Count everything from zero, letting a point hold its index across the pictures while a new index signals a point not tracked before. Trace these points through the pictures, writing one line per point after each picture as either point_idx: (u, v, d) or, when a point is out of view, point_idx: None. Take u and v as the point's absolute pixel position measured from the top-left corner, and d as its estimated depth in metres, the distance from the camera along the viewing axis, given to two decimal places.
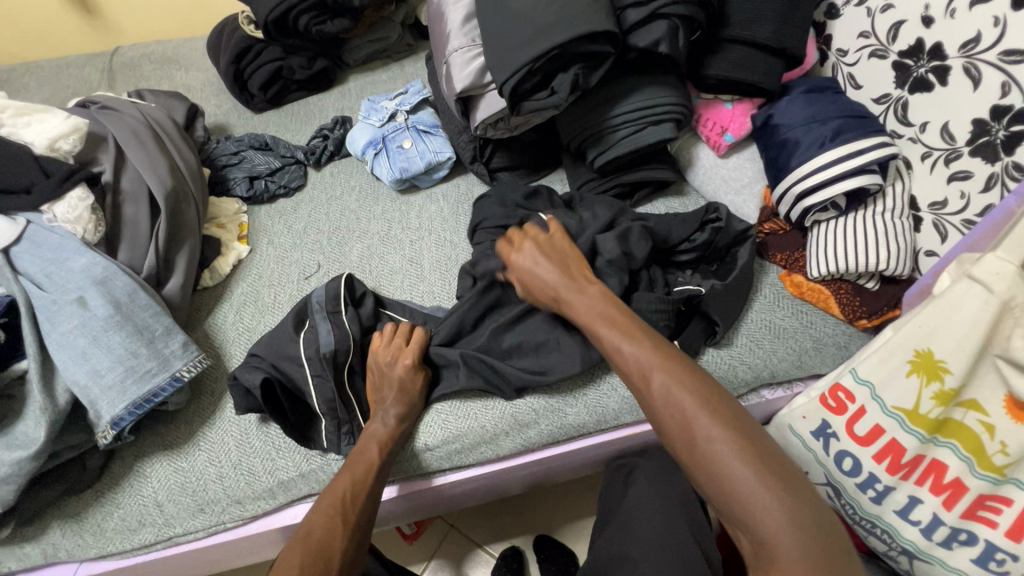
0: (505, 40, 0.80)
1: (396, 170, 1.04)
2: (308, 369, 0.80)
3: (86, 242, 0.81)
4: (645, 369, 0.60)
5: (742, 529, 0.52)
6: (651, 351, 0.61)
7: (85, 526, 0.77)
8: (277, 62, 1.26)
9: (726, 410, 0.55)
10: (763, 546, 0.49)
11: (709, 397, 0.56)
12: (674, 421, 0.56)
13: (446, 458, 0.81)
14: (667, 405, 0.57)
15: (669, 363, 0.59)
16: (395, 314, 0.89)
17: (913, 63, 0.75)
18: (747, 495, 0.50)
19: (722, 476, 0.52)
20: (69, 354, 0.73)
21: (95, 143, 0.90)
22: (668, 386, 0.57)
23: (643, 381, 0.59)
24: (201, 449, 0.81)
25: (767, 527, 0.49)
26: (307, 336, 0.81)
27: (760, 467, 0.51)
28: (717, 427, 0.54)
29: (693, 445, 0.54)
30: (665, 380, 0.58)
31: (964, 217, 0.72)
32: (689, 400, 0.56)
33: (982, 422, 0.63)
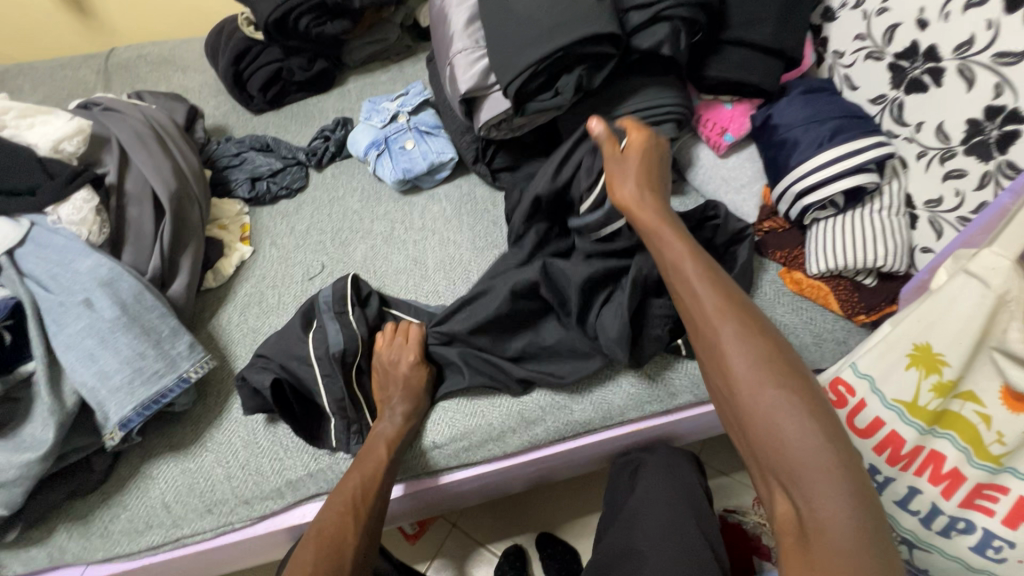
0: (510, 41, 0.81)
1: (399, 170, 1.05)
2: (317, 368, 0.80)
3: (92, 244, 0.80)
4: (715, 308, 0.55)
5: (782, 488, 0.48)
6: (723, 295, 0.56)
7: (92, 528, 0.77)
8: (278, 64, 1.26)
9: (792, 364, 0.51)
10: (807, 508, 0.45)
11: (776, 349, 0.52)
12: (735, 369, 0.52)
13: (454, 456, 0.81)
14: (731, 348, 0.53)
15: (740, 311, 0.55)
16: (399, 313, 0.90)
17: (908, 64, 0.77)
18: (801, 452, 0.46)
19: (783, 426, 0.48)
20: (76, 356, 0.73)
21: (98, 144, 0.90)
22: (738, 333, 0.53)
23: (709, 323, 0.55)
24: (208, 450, 0.81)
25: (817, 491, 0.45)
26: (315, 336, 0.82)
27: (819, 427, 0.47)
28: (778, 380, 0.50)
29: (754, 386, 0.50)
30: (734, 326, 0.53)
31: (958, 214, 0.74)
32: (756, 349, 0.52)
33: (979, 413, 0.65)
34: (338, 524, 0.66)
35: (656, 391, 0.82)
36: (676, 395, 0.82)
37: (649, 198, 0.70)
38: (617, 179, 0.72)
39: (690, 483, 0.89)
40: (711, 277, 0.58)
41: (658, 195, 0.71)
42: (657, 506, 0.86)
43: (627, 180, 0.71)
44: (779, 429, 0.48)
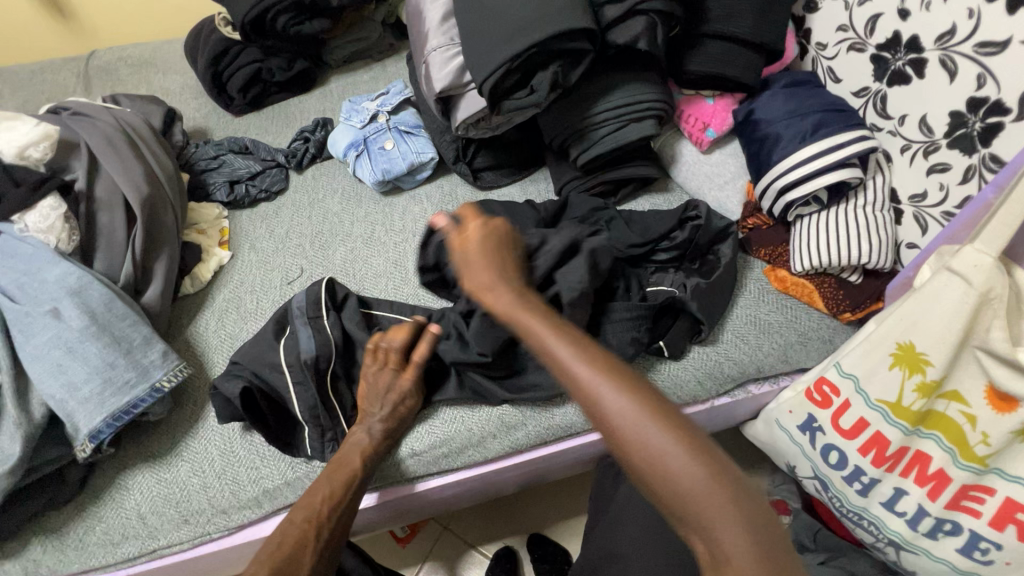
0: (482, 39, 0.79)
1: (379, 171, 1.03)
2: (289, 375, 0.78)
3: (60, 252, 0.79)
4: (585, 371, 0.51)
5: (693, 534, 0.45)
6: (587, 346, 0.53)
7: (67, 542, 0.75)
8: (257, 64, 1.25)
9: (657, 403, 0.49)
10: (715, 552, 0.43)
11: (641, 391, 0.49)
12: (609, 419, 0.48)
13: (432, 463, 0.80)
14: (605, 408, 0.49)
15: (599, 357, 0.52)
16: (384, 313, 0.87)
17: (890, 56, 0.75)
18: (690, 498, 0.44)
19: (673, 475, 0.45)
20: (44, 367, 0.71)
21: (67, 149, 0.88)
22: (602, 384, 0.49)
23: (573, 379, 0.51)
24: (184, 459, 0.80)
25: (723, 534, 0.43)
26: (286, 343, 0.81)
27: (705, 459, 0.45)
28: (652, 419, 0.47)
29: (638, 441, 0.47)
30: (600, 376, 0.50)
31: (943, 209, 0.73)
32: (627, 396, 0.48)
33: (964, 413, 0.63)
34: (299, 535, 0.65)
35: None
36: None
37: (495, 281, 0.63)
38: (462, 273, 0.66)
39: None
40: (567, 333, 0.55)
41: (504, 275, 0.64)
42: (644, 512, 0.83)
43: (478, 274, 0.64)
44: (670, 478, 0.45)
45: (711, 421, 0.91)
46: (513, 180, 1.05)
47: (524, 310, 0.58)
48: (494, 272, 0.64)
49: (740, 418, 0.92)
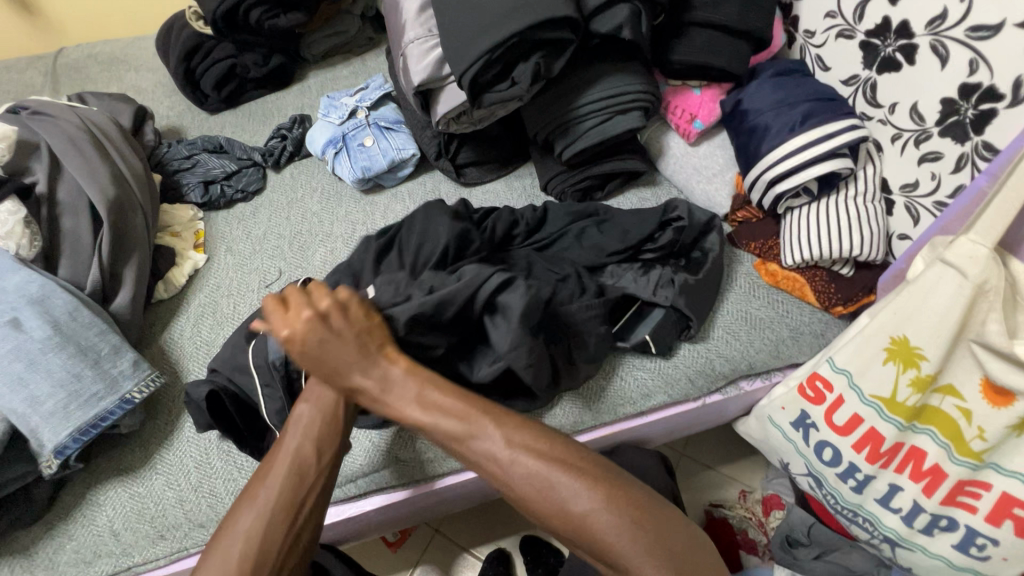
0: (460, 30, 0.76)
1: (358, 169, 1.00)
2: (257, 379, 0.73)
3: (21, 259, 0.75)
4: (489, 448, 0.59)
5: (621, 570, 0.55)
6: (469, 412, 0.61)
7: (36, 562, 0.72)
8: (231, 60, 1.20)
9: (549, 444, 0.59)
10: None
11: (532, 435, 0.60)
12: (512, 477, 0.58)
13: (423, 466, 0.77)
14: (519, 476, 0.58)
15: (488, 416, 0.61)
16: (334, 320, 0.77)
17: (880, 42, 0.73)
18: (610, 539, 0.54)
19: (591, 525, 0.55)
20: (4, 381, 0.68)
21: (27, 151, 0.84)
22: (494, 441, 0.59)
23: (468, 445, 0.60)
24: (158, 472, 0.76)
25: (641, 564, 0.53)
26: (256, 345, 0.75)
27: (596, 484, 0.56)
28: (547, 463, 0.58)
29: (554, 501, 0.56)
30: (492, 437, 0.60)
31: (935, 199, 0.71)
32: (518, 447, 0.59)
33: (959, 407, 0.62)
34: (251, 535, 0.59)
35: (627, 393, 0.79)
36: (648, 397, 0.79)
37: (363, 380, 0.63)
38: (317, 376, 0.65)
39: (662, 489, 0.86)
40: (455, 395, 0.62)
41: (367, 359, 0.63)
42: None
43: (348, 373, 0.63)
44: (590, 528, 0.55)
45: (702, 419, 0.90)
46: (497, 176, 1.02)
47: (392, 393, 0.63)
48: (353, 367, 0.63)
49: (730, 416, 0.91)
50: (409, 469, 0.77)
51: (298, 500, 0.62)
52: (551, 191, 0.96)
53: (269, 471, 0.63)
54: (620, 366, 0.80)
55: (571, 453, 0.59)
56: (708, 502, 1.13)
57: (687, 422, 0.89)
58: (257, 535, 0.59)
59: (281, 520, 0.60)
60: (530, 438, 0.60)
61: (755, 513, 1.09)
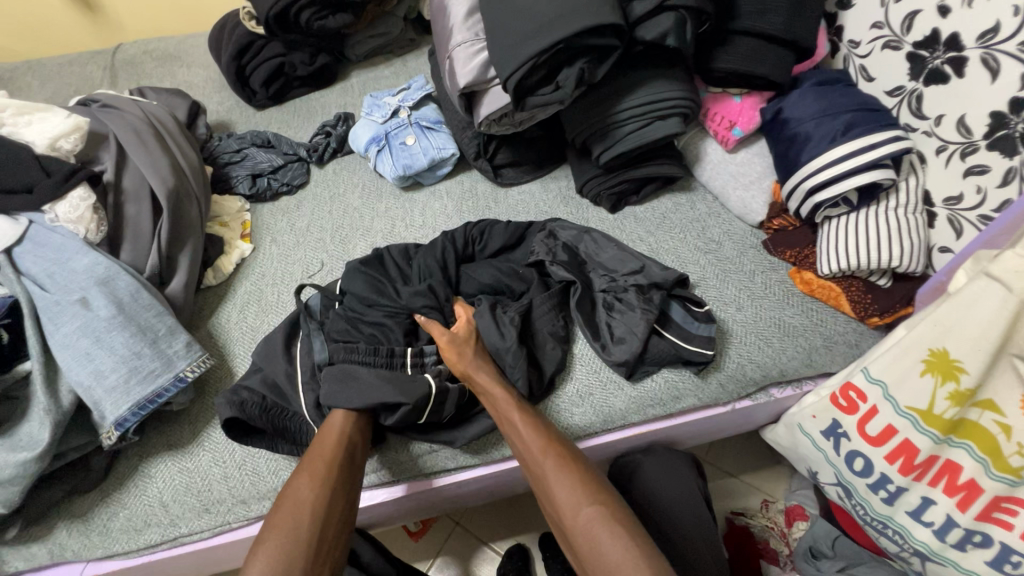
0: (509, 34, 0.78)
1: (400, 167, 1.03)
2: (298, 377, 0.80)
3: (89, 242, 0.80)
4: (552, 475, 0.66)
5: None
6: (545, 439, 0.69)
7: (92, 527, 0.76)
8: (280, 59, 1.25)
9: (601, 493, 0.65)
10: None
11: (590, 482, 0.66)
12: (562, 503, 0.65)
13: (421, 461, 0.79)
14: (569, 504, 0.64)
15: (560, 449, 0.68)
16: (340, 358, 0.76)
17: (928, 54, 0.73)
18: None
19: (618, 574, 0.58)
20: (72, 355, 0.72)
21: (96, 141, 0.90)
22: (558, 468, 0.67)
23: (537, 460, 0.68)
24: (205, 449, 0.81)
25: None
26: (300, 348, 0.82)
27: (632, 538, 0.60)
28: (604, 514, 0.63)
29: (589, 541, 0.61)
30: (557, 464, 0.67)
31: (980, 212, 0.71)
32: (581, 486, 0.65)
33: (998, 423, 0.61)
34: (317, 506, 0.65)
35: (656, 394, 0.80)
36: (679, 399, 0.80)
37: (482, 374, 0.75)
38: (453, 354, 0.77)
39: (689, 487, 0.87)
40: (535, 424, 0.71)
41: (490, 364, 0.78)
42: (664, 507, 0.85)
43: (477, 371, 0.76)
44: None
45: (729, 424, 0.90)
46: (533, 177, 1.04)
47: (502, 388, 0.73)
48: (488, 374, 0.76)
49: (759, 422, 0.92)
50: (407, 466, 0.79)
51: (351, 476, 0.69)
52: (587, 193, 0.97)
53: (325, 446, 0.69)
54: (563, 392, 0.80)
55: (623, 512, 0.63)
56: (731, 509, 1.13)
57: (713, 428, 0.90)
58: (322, 506, 0.65)
59: (338, 494, 0.67)
60: (588, 483, 0.66)
61: (777, 523, 1.08)
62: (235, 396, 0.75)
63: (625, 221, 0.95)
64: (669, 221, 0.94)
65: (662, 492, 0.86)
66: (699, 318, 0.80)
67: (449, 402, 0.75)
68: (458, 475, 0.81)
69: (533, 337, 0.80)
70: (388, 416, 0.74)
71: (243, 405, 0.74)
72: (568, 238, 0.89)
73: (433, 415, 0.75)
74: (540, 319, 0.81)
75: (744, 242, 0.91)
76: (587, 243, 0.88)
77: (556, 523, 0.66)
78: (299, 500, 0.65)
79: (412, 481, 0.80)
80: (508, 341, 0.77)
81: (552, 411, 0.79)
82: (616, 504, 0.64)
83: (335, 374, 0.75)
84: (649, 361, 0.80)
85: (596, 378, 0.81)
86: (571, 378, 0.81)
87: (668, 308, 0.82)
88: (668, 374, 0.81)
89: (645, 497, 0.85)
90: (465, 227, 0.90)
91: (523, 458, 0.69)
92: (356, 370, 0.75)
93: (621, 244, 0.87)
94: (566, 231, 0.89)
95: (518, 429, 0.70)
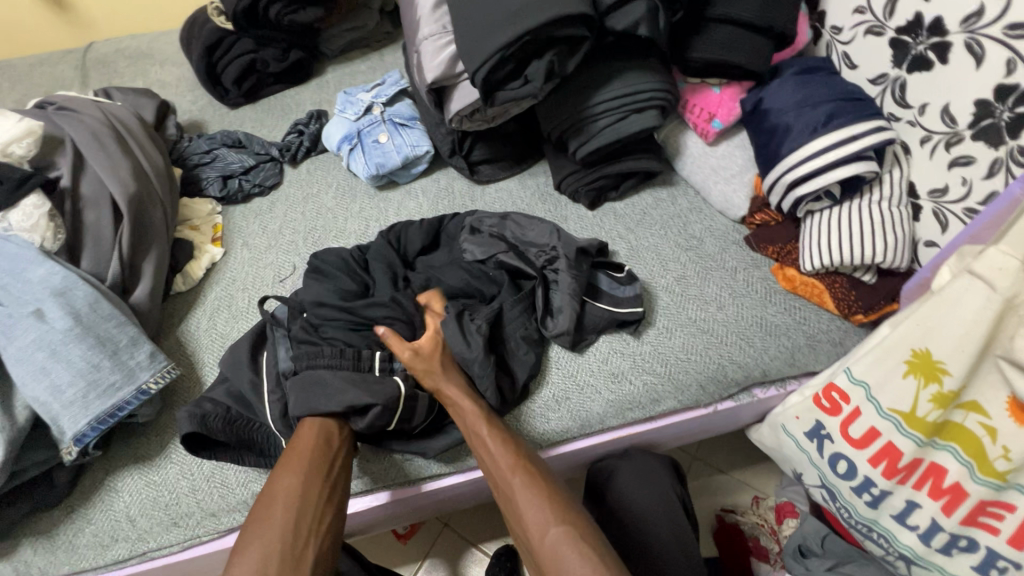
0: (474, 26, 0.75)
1: (372, 165, 1.00)
2: (263, 385, 0.77)
3: (46, 251, 0.78)
4: (519, 493, 0.64)
5: None
6: (516, 456, 0.67)
7: (57, 543, 0.74)
8: (251, 55, 1.21)
9: (572, 512, 0.63)
10: None
11: (558, 499, 0.64)
12: (530, 522, 0.63)
13: (401, 468, 0.77)
14: (535, 522, 0.62)
15: (530, 468, 0.66)
16: (297, 382, 0.73)
17: (911, 39, 0.70)
18: None
19: None
20: (27, 370, 0.70)
21: (53, 145, 0.86)
22: (526, 486, 0.65)
23: (505, 477, 0.66)
24: (173, 461, 0.78)
25: None
26: (266, 358, 0.79)
27: (600, 557, 0.59)
28: (571, 532, 0.61)
29: (555, 559, 0.59)
30: (525, 480, 0.65)
31: (965, 205, 0.68)
32: (549, 505, 0.63)
33: (983, 425, 0.59)
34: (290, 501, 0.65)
35: (636, 397, 0.77)
36: (657, 401, 0.78)
37: (451, 385, 0.73)
38: (418, 367, 0.73)
39: (671, 491, 0.85)
40: (505, 440, 0.69)
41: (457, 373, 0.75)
42: (641, 515, 0.82)
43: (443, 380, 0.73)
44: None
45: (713, 424, 0.88)
46: (511, 174, 1.01)
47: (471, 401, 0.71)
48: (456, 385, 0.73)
49: (743, 422, 0.89)
50: (380, 475, 0.77)
51: (326, 461, 0.68)
52: (564, 189, 0.95)
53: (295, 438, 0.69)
54: (538, 396, 0.78)
55: (591, 530, 0.62)
56: (720, 506, 1.12)
57: (694, 431, 0.87)
58: (295, 493, 0.65)
59: (312, 481, 0.66)
60: (559, 502, 0.64)
61: (768, 520, 1.06)
62: (197, 410, 0.72)
63: (604, 218, 0.92)
64: (649, 216, 0.91)
65: (642, 498, 0.84)
66: (623, 284, 0.82)
67: (419, 410, 0.73)
68: (435, 484, 0.79)
69: (506, 339, 0.77)
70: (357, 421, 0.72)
71: (204, 420, 0.71)
72: (491, 226, 0.87)
73: (403, 423, 0.73)
74: (510, 323, 0.78)
75: (726, 238, 0.88)
76: (511, 228, 0.86)
77: (522, 543, 0.63)
78: (271, 487, 0.66)
79: (396, 488, 0.78)
80: (474, 350, 0.73)
81: (527, 417, 0.77)
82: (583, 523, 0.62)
83: (301, 384, 0.72)
84: (589, 329, 0.79)
85: (573, 381, 0.78)
86: (546, 383, 0.79)
87: (596, 278, 0.83)
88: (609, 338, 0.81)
89: (626, 500, 0.83)
90: (379, 236, 0.87)
91: (489, 474, 0.67)
92: (321, 376, 0.72)
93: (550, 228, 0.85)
94: (477, 219, 0.89)
95: (487, 445, 0.68)
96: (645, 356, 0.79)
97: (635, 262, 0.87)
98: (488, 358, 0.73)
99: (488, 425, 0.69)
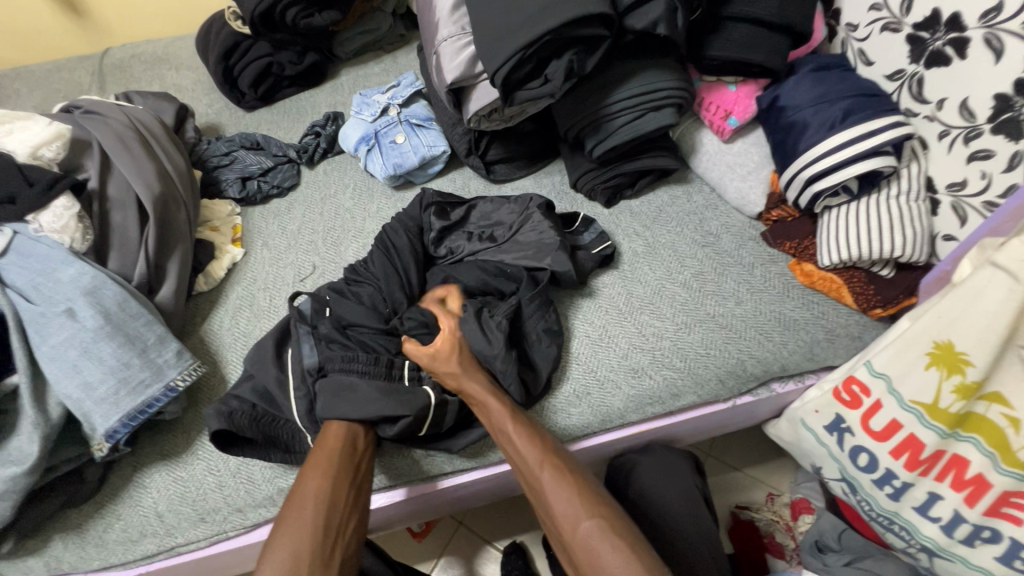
0: (494, 27, 0.76)
1: (390, 166, 1.01)
2: (290, 382, 0.79)
3: (75, 251, 0.79)
4: (549, 488, 0.65)
5: None
6: (542, 450, 0.68)
7: (87, 539, 0.75)
8: (267, 59, 1.23)
9: (602, 505, 0.64)
10: None
11: (588, 492, 0.65)
12: (561, 517, 0.63)
13: (422, 465, 0.78)
14: (566, 517, 0.63)
15: (557, 461, 0.67)
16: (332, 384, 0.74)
17: (928, 36, 0.71)
18: None
19: None
20: (59, 367, 0.72)
21: (80, 149, 0.88)
22: (555, 481, 0.65)
23: (534, 472, 0.66)
24: (199, 458, 0.79)
25: None
26: (290, 356, 0.80)
27: (633, 550, 0.60)
28: (602, 526, 0.62)
29: (589, 553, 0.61)
30: (555, 475, 0.66)
31: (985, 199, 0.69)
32: (578, 500, 0.64)
33: (1006, 416, 0.60)
34: (319, 502, 0.65)
35: (655, 392, 0.78)
36: (677, 396, 0.78)
37: (474, 383, 0.73)
38: (439, 366, 0.74)
39: (689, 486, 0.86)
40: (531, 434, 0.69)
41: (478, 367, 0.75)
42: (662, 508, 0.84)
43: (462, 375, 0.73)
44: None
45: (733, 419, 0.88)
46: (527, 173, 1.02)
47: (494, 398, 0.71)
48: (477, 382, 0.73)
49: (761, 417, 0.90)
50: (402, 471, 0.78)
51: (352, 468, 0.69)
52: (582, 187, 0.95)
53: (321, 443, 0.70)
54: (560, 391, 0.79)
55: (624, 523, 0.62)
56: (735, 503, 1.12)
57: (714, 425, 0.88)
58: (323, 499, 0.66)
59: (340, 488, 0.67)
60: (585, 493, 0.65)
61: (783, 517, 1.07)
62: (224, 407, 0.74)
63: (621, 216, 0.93)
64: (665, 214, 0.92)
65: (658, 492, 0.84)
66: (581, 231, 0.89)
67: (448, 414, 0.75)
68: (454, 480, 0.79)
69: (526, 335, 0.79)
70: (387, 428, 0.73)
71: (231, 417, 0.73)
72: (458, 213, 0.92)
73: (434, 427, 0.75)
74: (529, 318, 0.79)
75: (742, 234, 0.89)
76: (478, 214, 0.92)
77: (553, 532, 0.65)
78: (299, 489, 0.67)
79: (414, 484, 0.79)
80: (496, 346, 0.74)
81: (549, 412, 0.78)
82: (614, 515, 0.63)
83: (330, 384, 0.74)
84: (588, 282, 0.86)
85: (593, 377, 0.79)
86: (567, 378, 0.79)
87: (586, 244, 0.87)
88: (612, 299, 0.85)
89: (644, 496, 0.84)
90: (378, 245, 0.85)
91: (518, 468, 0.68)
92: (352, 382, 0.74)
93: (514, 200, 0.92)
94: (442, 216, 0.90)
95: (513, 442, 0.69)
96: (664, 352, 0.80)
97: (651, 258, 0.88)
98: (508, 354, 0.74)
99: (512, 422, 0.69)
